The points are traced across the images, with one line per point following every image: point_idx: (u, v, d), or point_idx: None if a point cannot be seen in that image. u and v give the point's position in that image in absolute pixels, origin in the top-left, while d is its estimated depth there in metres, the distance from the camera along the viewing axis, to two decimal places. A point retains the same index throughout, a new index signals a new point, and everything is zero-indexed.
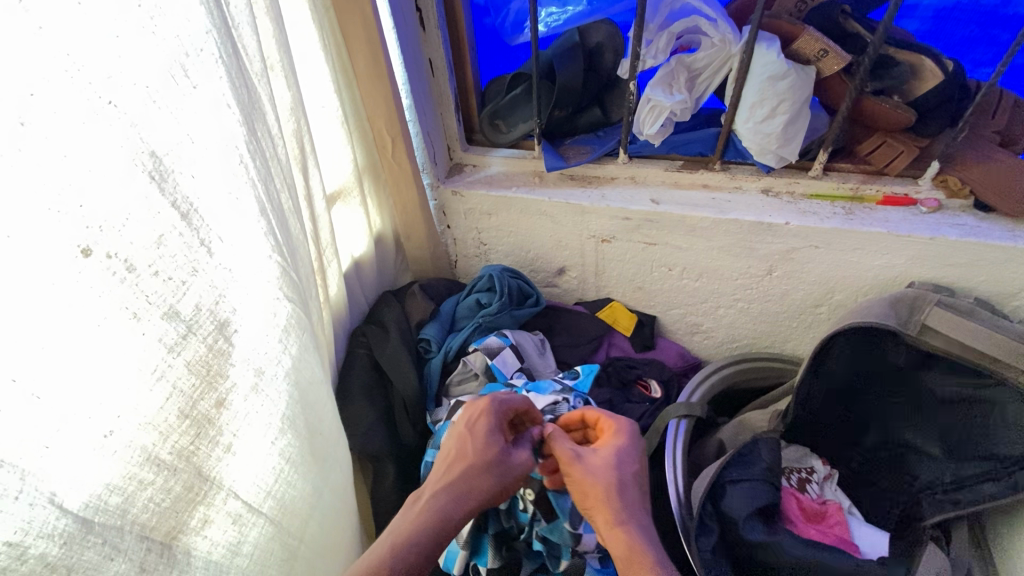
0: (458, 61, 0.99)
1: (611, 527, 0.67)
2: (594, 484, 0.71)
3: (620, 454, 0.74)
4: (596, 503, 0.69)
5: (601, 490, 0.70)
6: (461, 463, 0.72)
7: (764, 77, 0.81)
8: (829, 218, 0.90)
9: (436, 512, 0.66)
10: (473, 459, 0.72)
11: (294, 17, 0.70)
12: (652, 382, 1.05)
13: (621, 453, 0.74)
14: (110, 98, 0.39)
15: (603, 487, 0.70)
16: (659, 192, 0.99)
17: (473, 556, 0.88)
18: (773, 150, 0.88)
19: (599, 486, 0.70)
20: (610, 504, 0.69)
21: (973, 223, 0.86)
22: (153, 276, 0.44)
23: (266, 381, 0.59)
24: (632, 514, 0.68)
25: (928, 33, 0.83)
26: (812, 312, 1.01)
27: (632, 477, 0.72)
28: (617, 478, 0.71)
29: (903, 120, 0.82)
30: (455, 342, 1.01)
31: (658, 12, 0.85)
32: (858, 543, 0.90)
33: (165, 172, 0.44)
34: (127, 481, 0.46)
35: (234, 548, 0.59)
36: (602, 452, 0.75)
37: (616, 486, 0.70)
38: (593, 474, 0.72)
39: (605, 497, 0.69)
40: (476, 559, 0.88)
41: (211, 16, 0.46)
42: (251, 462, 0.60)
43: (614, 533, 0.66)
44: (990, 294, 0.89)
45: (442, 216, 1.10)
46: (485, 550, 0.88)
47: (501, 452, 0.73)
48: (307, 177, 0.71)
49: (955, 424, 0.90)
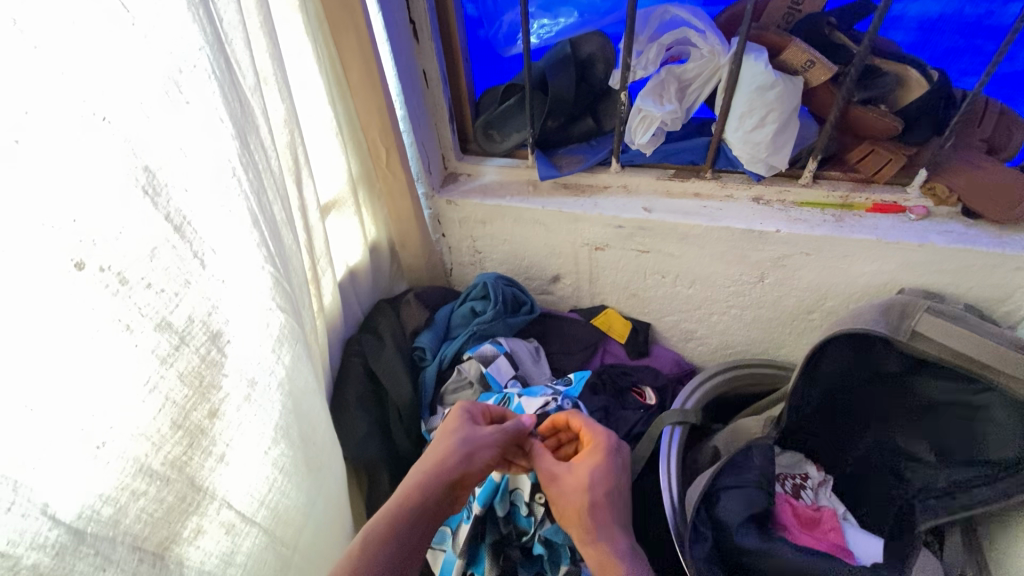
0: (451, 72, 1.00)
1: (586, 543, 0.72)
2: (569, 506, 0.73)
3: (596, 472, 0.75)
4: (571, 522, 0.73)
5: (574, 512, 0.73)
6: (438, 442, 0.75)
7: (752, 87, 0.82)
8: (818, 225, 0.91)
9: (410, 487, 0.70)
10: (448, 439, 0.75)
11: (287, 30, 0.71)
12: (647, 389, 1.05)
13: (596, 471, 0.75)
14: (104, 115, 0.40)
15: (578, 506, 0.73)
16: (651, 200, 1.00)
17: (471, 564, 0.87)
18: (763, 159, 0.89)
19: (573, 508, 0.73)
20: (585, 522, 0.72)
21: (961, 230, 0.87)
22: (146, 289, 0.45)
23: (259, 392, 0.60)
24: (607, 530, 0.72)
25: (913, 44, 0.84)
26: (805, 319, 1.02)
27: (608, 493, 0.74)
28: (592, 497, 0.73)
29: (891, 128, 0.84)
30: (450, 350, 1.01)
31: (648, 23, 0.87)
32: (852, 549, 0.90)
33: (158, 186, 0.45)
34: (120, 492, 0.46)
35: (227, 557, 0.60)
36: (578, 469, 0.76)
37: (589, 505, 0.73)
38: (568, 494, 0.74)
39: (579, 518, 0.72)
40: (474, 568, 0.87)
41: (203, 33, 0.47)
42: (243, 472, 0.60)
43: (587, 548, 0.72)
44: (979, 300, 0.90)
45: (437, 225, 1.11)
46: (483, 557, 0.87)
47: (476, 432, 0.76)
48: (300, 188, 0.72)
49: (946, 428, 0.90)
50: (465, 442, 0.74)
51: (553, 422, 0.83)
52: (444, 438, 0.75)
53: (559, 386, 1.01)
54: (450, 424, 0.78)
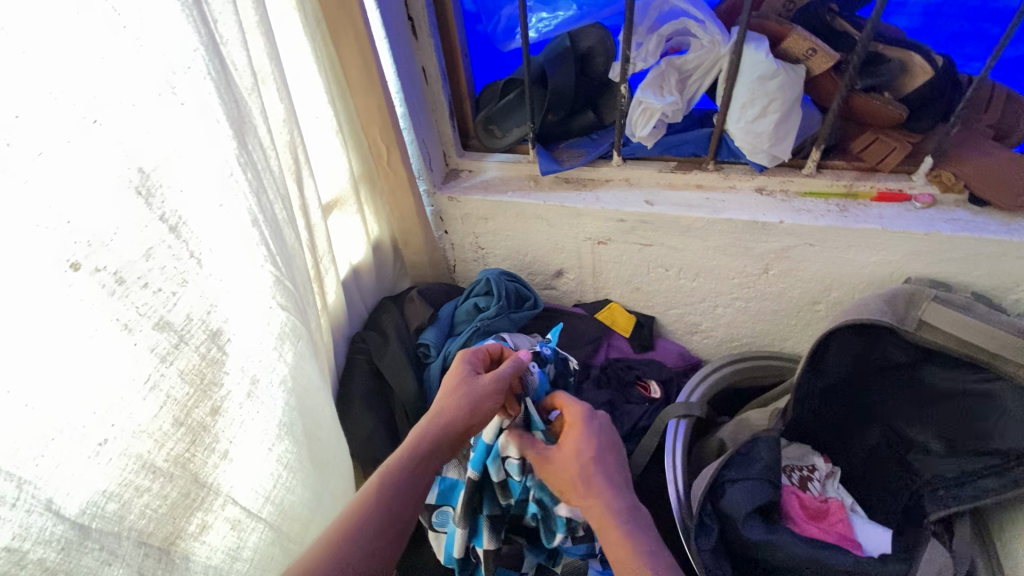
0: (451, 69, 1.00)
1: (586, 502, 0.69)
2: (565, 467, 0.71)
3: (583, 440, 0.72)
4: (568, 484, 0.70)
5: (569, 471, 0.70)
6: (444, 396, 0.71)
7: (753, 77, 0.81)
8: (823, 215, 0.90)
9: (417, 441, 0.67)
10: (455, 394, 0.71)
11: (284, 30, 0.71)
12: (652, 383, 1.06)
13: (582, 440, 0.72)
14: (96, 117, 0.40)
15: (571, 471, 0.70)
16: (653, 193, 0.99)
17: (472, 538, 0.85)
18: (764, 150, 0.88)
19: (569, 469, 0.71)
20: (580, 485, 0.69)
21: (968, 217, 0.86)
22: (142, 288, 0.45)
23: (261, 389, 0.60)
24: (606, 482, 0.70)
25: (917, 29, 0.83)
26: (811, 310, 1.01)
27: (602, 446, 0.72)
28: (584, 460, 0.70)
29: (895, 116, 0.82)
30: (454, 346, 0.99)
31: (646, 15, 0.86)
32: (861, 540, 0.90)
33: (153, 187, 0.46)
34: (123, 488, 0.47)
35: (233, 553, 0.60)
36: (565, 445, 0.73)
37: (583, 463, 0.70)
38: (562, 458, 0.72)
39: (574, 479, 0.70)
40: (475, 542, 0.85)
41: (199, 34, 0.47)
42: (247, 469, 0.61)
43: (588, 504, 0.69)
44: (988, 288, 0.89)
45: (439, 222, 1.11)
46: (482, 531, 0.84)
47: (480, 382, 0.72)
48: (302, 187, 0.72)
49: (953, 419, 0.89)
50: (472, 394, 0.70)
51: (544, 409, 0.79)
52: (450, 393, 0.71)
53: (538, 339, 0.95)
54: (453, 373, 0.74)
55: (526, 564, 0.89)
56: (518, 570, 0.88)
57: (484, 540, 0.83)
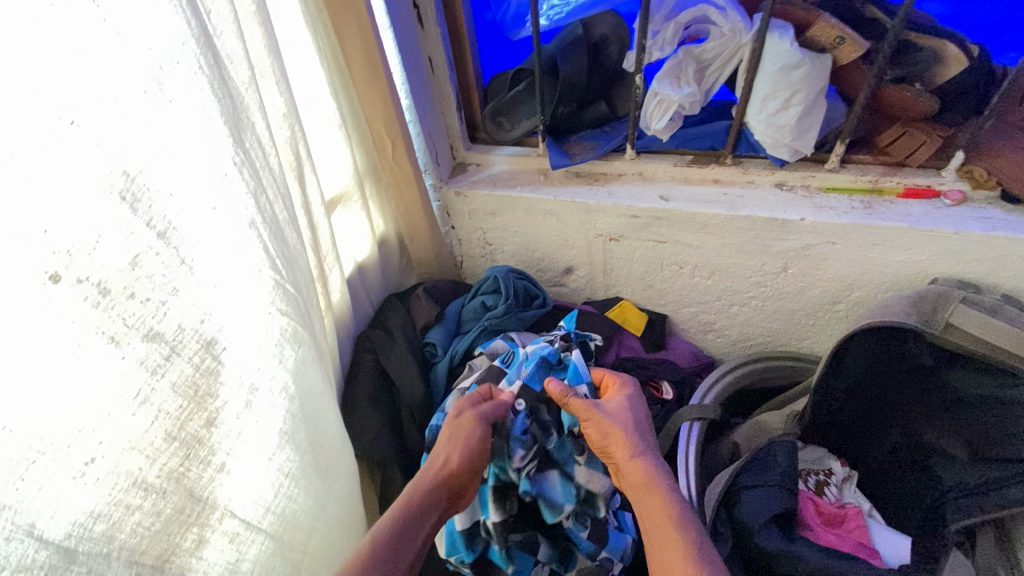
0: (459, 58, 0.96)
1: (631, 462, 0.73)
2: (616, 426, 0.75)
3: (632, 399, 0.79)
4: (618, 440, 0.74)
5: (622, 429, 0.75)
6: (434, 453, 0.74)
7: (776, 67, 0.77)
8: (846, 212, 0.86)
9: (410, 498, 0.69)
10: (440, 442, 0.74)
11: (285, 19, 0.67)
12: (664, 383, 1.02)
13: (632, 398, 0.79)
14: (73, 118, 0.37)
15: (625, 425, 0.75)
16: (668, 188, 0.95)
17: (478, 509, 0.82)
18: (786, 143, 0.84)
19: (619, 428, 0.75)
20: (631, 441, 0.74)
21: (1001, 216, 0.82)
22: (129, 298, 0.43)
23: (260, 398, 0.58)
24: (650, 450, 0.75)
25: (951, 16, 0.79)
26: (831, 310, 0.97)
27: (644, 420, 0.78)
28: (634, 416, 0.77)
29: (925, 109, 0.78)
30: (461, 345, 0.97)
31: (664, 2, 0.81)
32: (878, 548, 0.87)
33: (139, 190, 0.43)
34: (112, 507, 0.44)
35: (233, 566, 0.58)
36: (615, 399, 0.79)
37: (632, 427, 0.76)
38: (612, 417, 0.76)
39: (627, 436, 0.74)
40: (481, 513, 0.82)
41: (189, 25, 0.44)
42: (246, 480, 0.58)
43: (634, 465, 0.73)
44: (1018, 290, 0.85)
45: (447, 217, 1.08)
46: (487, 502, 0.81)
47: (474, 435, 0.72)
48: (303, 184, 0.69)
49: (980, 424, 0.86)
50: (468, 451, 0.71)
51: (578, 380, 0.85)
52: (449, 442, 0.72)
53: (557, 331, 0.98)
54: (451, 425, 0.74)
55: (542, 553, 0.84)
56: (533, 558, 0.84)
57: (489, 510, 0.81)
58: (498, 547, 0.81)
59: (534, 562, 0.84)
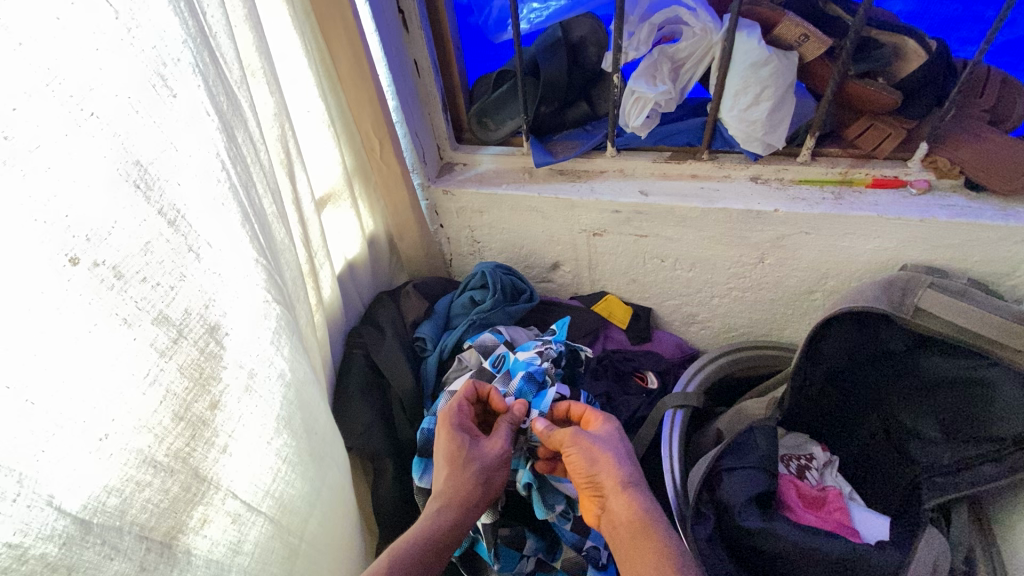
0: (443, 62, 1.00)
1: (619, 492, 0.73)
2: (604, 453, 0.76)
3: (620, 430, 0.81)
4: (607, 469, 0.74)
5: (611, 458, 0.75)
6: (450, 470, 0.76)
7: (746, 65, 0.81)
8: (818, 202, 0.90)
9: (433, 522, 0.71)
10: (469, 466, 0.76)
11: (274, 22, 0.70)
12: (648, 373, 1.05)
13: (619, 428, 0.81)
14: (92, 110, 0.41)
15: (612, 454, 0.76)
16: (647, 184, 0.99)
17: None
18: (759, 138, 0.87)
19: (608, 457, 0.76)
20: (619, 473, 0.74)
21: (964, 204, 0.85)
22: (140, 283, 0.46)
23: (259, 383, 0.60)
24: (639, 483, 0.74)
25: (911, 14, 0.83)
26: (807, 299, 1.01)
27: (630, 453, 0.79)
28: (623, 447, 0.78)
29: (889, 102, 0.81)
30: (450, 340, 1.00)
31: (638, 4, 0.85)
32: (858, 528, 0.89)
33: (149, 180, 0.46)
34: (124, 482, 0.47)
35: (235, 546, 0.60)
36: (602, 427, 0.80)
37: (620, 457, 0.76)
38: (602, 445, 0.77)
39: (615, 467, 0.75)
40: None
41: (185, 25, 0.48)
42: (247, 462, 0.61)
43: (624, 496, 0.72)
44: (984, 274, 0.88)
45: (435, 216, 1.11)
46: None
47: (483, 456, 0.78)
48: (293, 181, 0.72)
49: (952, 404, 0.88)
50: (478, 473, 0.76)
51: (555, 411, 0.86)
52: (456, 463, 0.76)
53: (548, 334, 1.01)
54: (451, 447, 0.78)
55: (528, 547, 0.87)
56: (519, 554, 0.87)
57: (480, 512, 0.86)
58: (485, 544, 0.86)
59: (519, 557, 0.87)
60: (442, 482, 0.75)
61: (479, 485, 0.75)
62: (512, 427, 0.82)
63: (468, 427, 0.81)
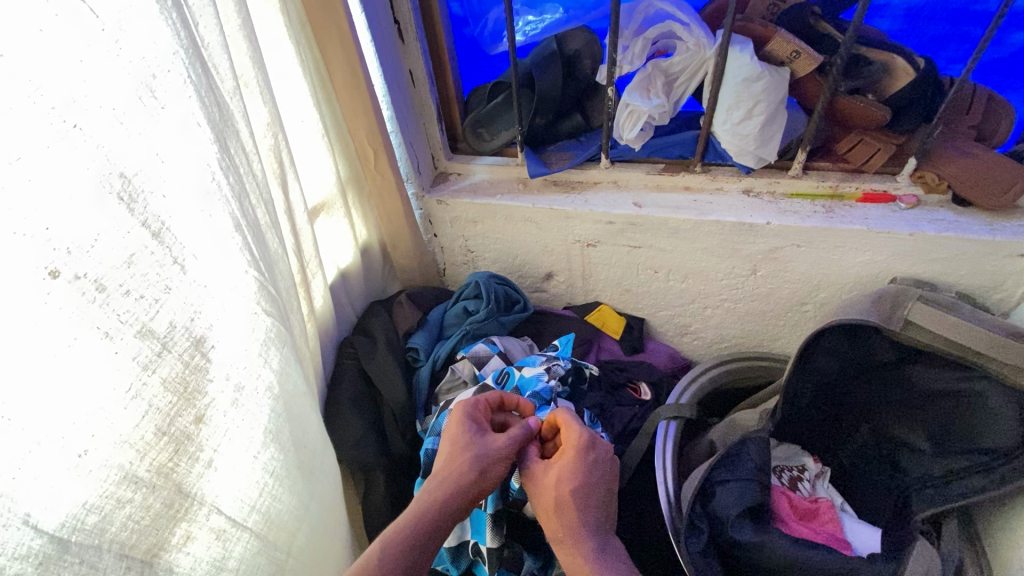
0: (439, 72, 1.00)
1: (556, 543, 0.74)
2: (539, 504, 0.75)
3: (563, 472, 0.75)
4: (544, 521, 0.75)
5: (543, 510, 0.75)
6: (447, 454, 0.76)
7: (738, 80, 0.82)
8: (809, 216, 0.91)
9: (420, 507, 0.71)
10: (467, 451, 0.75)
11: (268, 32, 0.70)
12: (642, 385, 1.05)
13: (563, 471, 0.75)
14: (74, 122, 0.41)
15: (545, 505, 0.75)
16: (641, 196, 1.00)
17: (473, 533, 0.86)
18: (751, 151, 0.88)
19: (542, 507, 0.75)
20: (551, 525, 0.74)
21: (952, 218, 0.87)
22: (124, 295, 0.46)
23: (246, 396, 0.60)
24: (575, 533, 0.73)
25: (900, 32, 0.84)
26: (799, 310, 1.01)
27: (575, 496, 0.74)
28: (558, 495, 0.74)
29: (878, 118, 0.83)
30: (443, 350, 1.00)
31: (632, 18, 0.87)
32: (850, 540, 0.89)
33: (134, 192, 0.46)
34: (104, 500, 0.47)
35: (218, 563, 0.60)
36: (550, 468, 0.77)
37: (553, 510, 0.74)
38: (540, 490, 0.76)
39: (547, 521, 0.74)
40: (475, 537, 0.85)
41: (178, 37, 0.48)
42: (233, 476, 0.60)
43: (559, 549, 0.73)
44: (971, 288, 0.90)
45: (429, 225, 1.11)
46: (483, 528, 0.85)
47: (485, 446, 0.76)
48: (286, 191, 0.72)
49: (942, 417, 0.90)
50: (476, 460, 0.74)
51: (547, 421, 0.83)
52: (456, 447, 0.76)
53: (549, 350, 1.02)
54: (455, 429, 0.78)
55: (524, 568, 0.88)
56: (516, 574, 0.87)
57: (485, 537, 0.84)
58: (485, 569, 0.85)
59: None
60: (439, 466, 0.75)
61: (475, 468, 0.74)
62: (515, 433, 0.79)
63: (478, 419, 0.80)
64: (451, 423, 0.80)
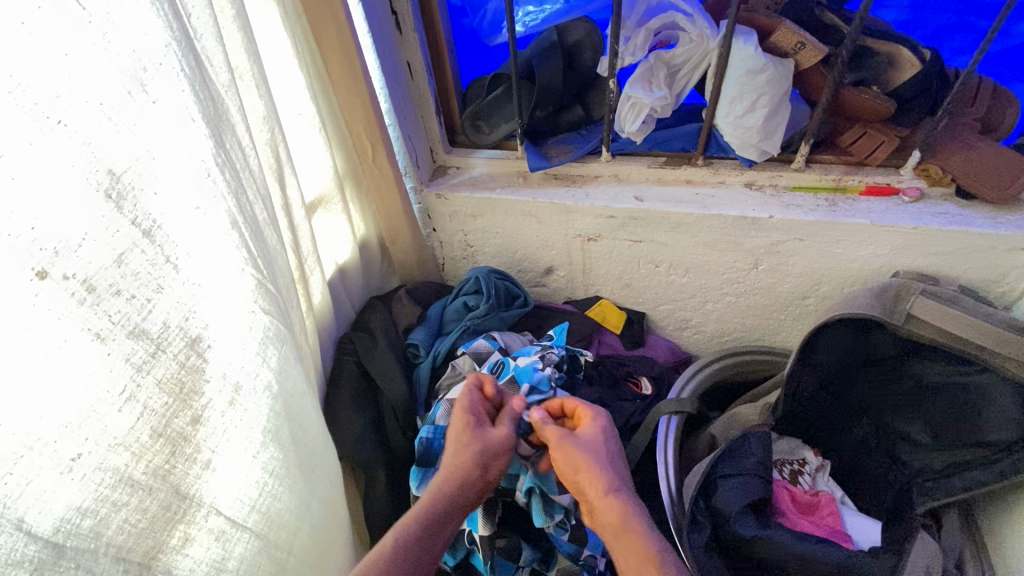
0: (437, 64, 0.98)
1: (603, 497, 0.71)
2: (587, 458, 0.74)
3: (605, 431, 0.79)
4: (590, 475, 0.73)
5: (594, 463, 0.74)
6: (452, 449, 0.75)
7: (742, 72, 0.81)
8: (812, 210, 0.90)
9: (430, 501, 0.71)
10: (471, 446, 0.75)
11: (263, 24, 0.69)
12: (643, 379, 1.05)
13: (605, 428, 0.79)
14: (59, 118, 0.39)
15: (594, 458, 0.74)
16: (642, 189, 0.99)
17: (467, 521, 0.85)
18: (754, 144, 0.87)
19: (591, 460, 0.74)
20: (602, 478, 0.73)
21: (956, 211, 0.86)
22: (115, 296, 0.45)
23: (244, 396, 0.59)
24: (623, 485, 0.73)
25: (905, 22, 0.83)
26: (801, 304, 1.01)
27: (616, 454, 0.77)
28: (606, 449, 0.76)
29: (883, 110, 0.82)
30: (444, 346, 0.99)
31: (634, 8, 0.85)
32: (850, 533, 0.89)
33: (123, 190, 0.45)
34: (99, 503, 0.46)
35: (218, 564, 0.59)
36: (587, 429, 0.79)
37: (604, 461, 0.74)
38: (585, 446, 0.76)
39: (597, 473, 0.73)
40: (469, 525, 0.85)
41: (170, 28, 0.47)
42: (232, 477, 0.59)
43: (608, 502, 0.71)
44: (974, 282, 0.89)
45: (428, 220, 1.10)
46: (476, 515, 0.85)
47: (489, 439, 0.76)
48: (283, 186, 0.71)
49: (940, 410, 0.90)
50: (480, 455, 0.74)
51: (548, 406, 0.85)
52: (460, 440, 0.76)
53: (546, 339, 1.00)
54: (458, 420, 0.78)
55: (523, 558, 0.87)
56: (515, 565, 0.86)
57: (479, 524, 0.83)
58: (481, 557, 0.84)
59: (515, 568, 0.87)
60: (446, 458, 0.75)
61: (478, 464, 0.74)
62: (515, 420, 0.81)
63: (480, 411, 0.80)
64: (455, 413, 0.79)
